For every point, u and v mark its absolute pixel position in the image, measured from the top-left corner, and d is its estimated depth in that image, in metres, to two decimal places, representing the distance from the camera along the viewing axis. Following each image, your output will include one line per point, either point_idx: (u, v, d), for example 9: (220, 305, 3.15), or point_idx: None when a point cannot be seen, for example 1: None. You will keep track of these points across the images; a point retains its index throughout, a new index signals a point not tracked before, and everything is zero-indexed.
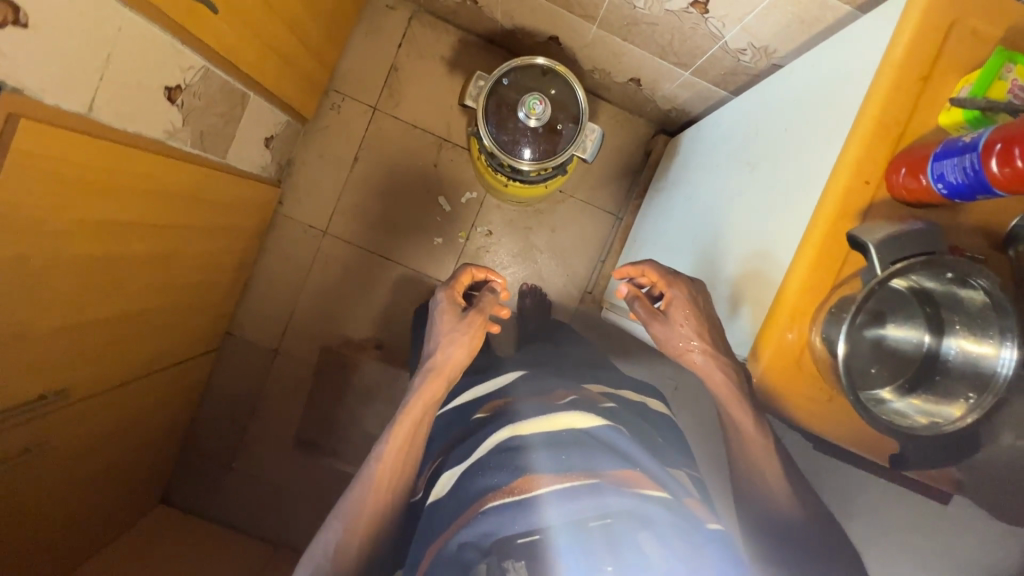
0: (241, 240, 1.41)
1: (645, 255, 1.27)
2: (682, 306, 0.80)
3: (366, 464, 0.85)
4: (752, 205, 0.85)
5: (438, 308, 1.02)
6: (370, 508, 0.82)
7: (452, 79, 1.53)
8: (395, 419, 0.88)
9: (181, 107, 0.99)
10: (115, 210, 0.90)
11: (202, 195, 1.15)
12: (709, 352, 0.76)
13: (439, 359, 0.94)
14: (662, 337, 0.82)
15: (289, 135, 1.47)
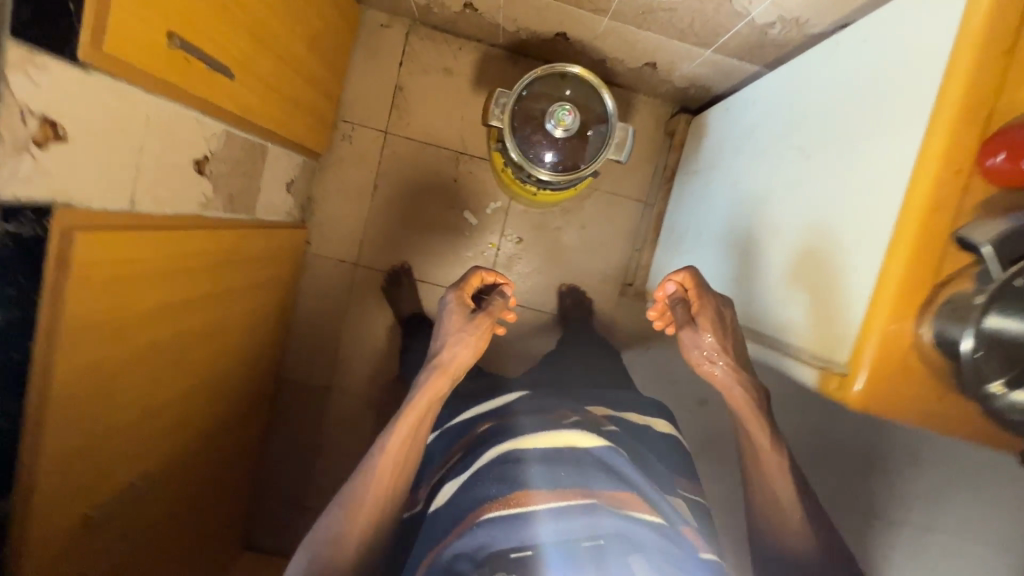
0: (278, 288, 1.41)
1: (688, 244, 1.24)
2: (711, 318, 0.82)
3: (369, 456, 0.82)
4: (810, 191, 0.80)
5: (445, 308, 0.98)
6: (371, 503, 0.78)
7: (459, 89, 1.49)
8: (398, 413, 0.85)
9: (209, 176, 0.97)
10: (167, 292, 0.90)
11: (240, 257, 1.15)
12: (732, 367, 0.79)
13: (444, 358, 0.90)
14: (688, 342, 0.82)
15: (305, 174, 1.45)
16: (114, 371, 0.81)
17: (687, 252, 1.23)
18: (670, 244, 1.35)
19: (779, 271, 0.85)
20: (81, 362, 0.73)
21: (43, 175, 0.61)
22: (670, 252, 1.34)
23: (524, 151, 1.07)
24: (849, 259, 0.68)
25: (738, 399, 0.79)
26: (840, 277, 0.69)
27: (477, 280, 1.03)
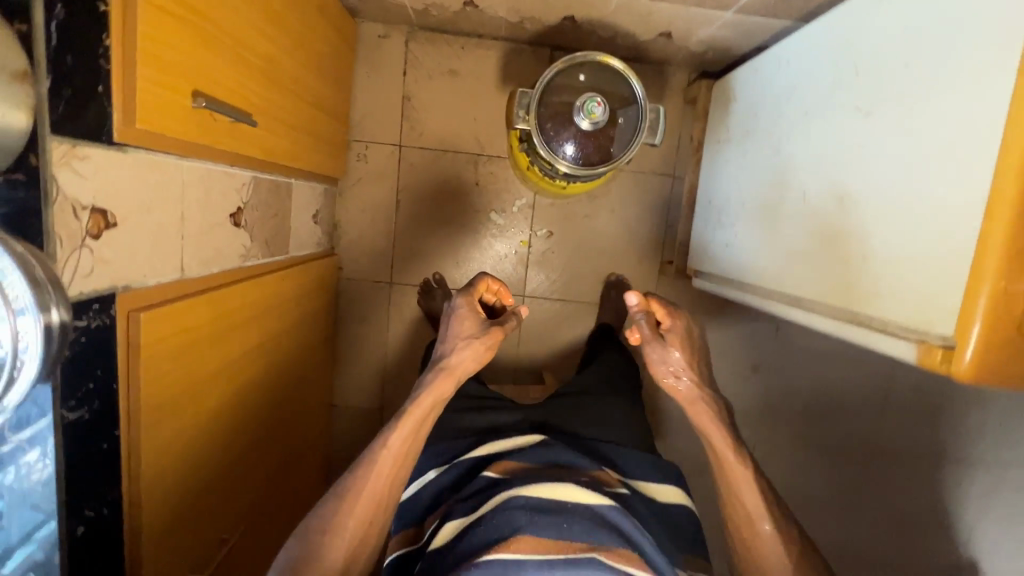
0: (320, 320, 1.41)
1: (730, 217, 1.20)
2: (677, 339, 0.92)
3: (372, 451, 0.87)
4: (881, 149, 0.74)
5: (452, 312, 0.97)
6: (369, 492, 0.85)
7: (467, 90, 1.45)
8: (403, 412, 0.90)
9: (245, 227, 0.96)
10: (227, 348, 0.90)
11: (283, 299, 1.14)
12: (698, 384, 0.89)
13: (455, 362, 0.93)
14: (659, 357, 0.91)
15: (327, 202, 1.44)
16: (193, 441, 0.81)
17: (732, 227, 1.18)
18: (710, 220, 1.30)
19: (852, 239, 0.78)
20: (165, 438, 0.74)
21: (101, 263, 0.60)
22: (711, 227, 1.29)
23: (556, 150, 1.03)
24: (931, 222, 0.64)
25: (701, 413, 0.88)
26: (941, 241, 0.62)
27: (485, 286, 1.03)
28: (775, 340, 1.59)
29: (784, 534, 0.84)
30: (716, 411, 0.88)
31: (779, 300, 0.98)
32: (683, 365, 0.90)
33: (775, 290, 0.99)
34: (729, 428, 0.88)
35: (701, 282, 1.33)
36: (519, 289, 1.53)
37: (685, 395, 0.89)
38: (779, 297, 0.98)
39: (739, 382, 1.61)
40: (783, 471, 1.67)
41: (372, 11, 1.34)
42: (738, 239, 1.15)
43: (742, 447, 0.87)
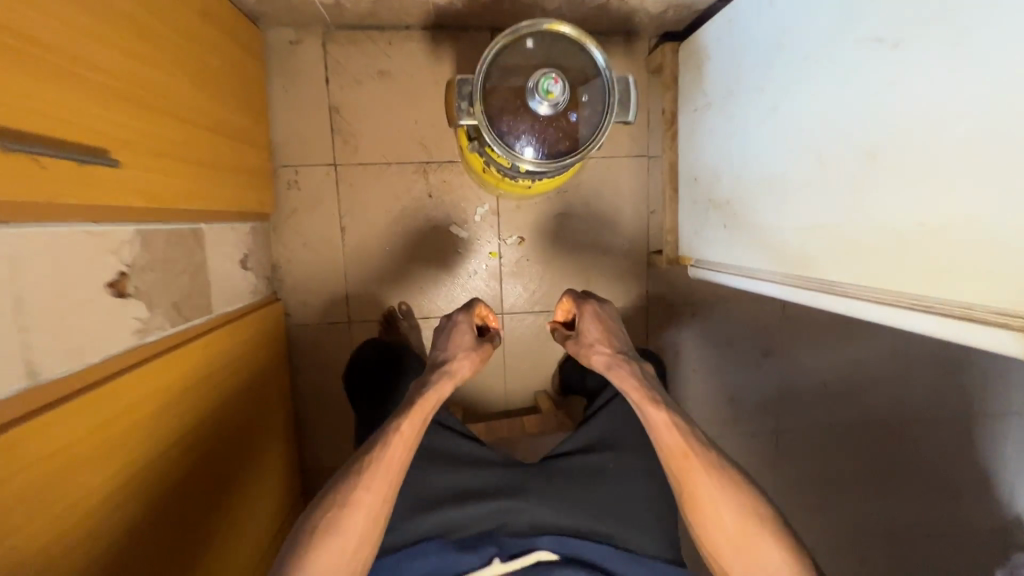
0: (276, 378, 1.23)
1: (723, 195, 1.04)
2: (591, 319, 0.98)
3: (383, 437, 0.83)
4: (933, 73, 0.59)
5: (452, 324, 0.96)
6: (386, 468, 0.80)
7: (402, 91, 1.27)
8: (411, 402, 0.87)
9: (138, 295, 0.76)
10: (134, 448, 0.73)
11: (217, 368, 0.95)
12: (612, 355, 0.94)
13: (458, 373, 0.92)
14: (576, 348, 0.98)
15: (258, 243, 1.22)
16: (76, 543, 0.64)
17: (729, 208, 1.02)
18: (700, 203, 1.14)
19: (913, 191, 0.63)
20: (33, 551, 0.58)
21: None
22: (702, 211, 1.13)
23: (513, 144, 0.85)
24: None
25: (623, 375, 0.92)
26: None
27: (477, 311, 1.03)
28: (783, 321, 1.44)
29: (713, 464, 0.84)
30: (633, 371, 0.93)
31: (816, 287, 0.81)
32: (598, 339, 0.96)
33: (810, 277, 0.82)
34: (644, 381, 0.92)
35: (698, 271, 1.17)
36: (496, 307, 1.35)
37: (604, 368, 0.95)
38: (816, 286, 0.81)
39: (751, 371, 1.45)
40: (810, 459, 1.53)
41: (276, 12, 1.14)
42: (741, 221, 0.98)
43: (655, 396, 0.90)
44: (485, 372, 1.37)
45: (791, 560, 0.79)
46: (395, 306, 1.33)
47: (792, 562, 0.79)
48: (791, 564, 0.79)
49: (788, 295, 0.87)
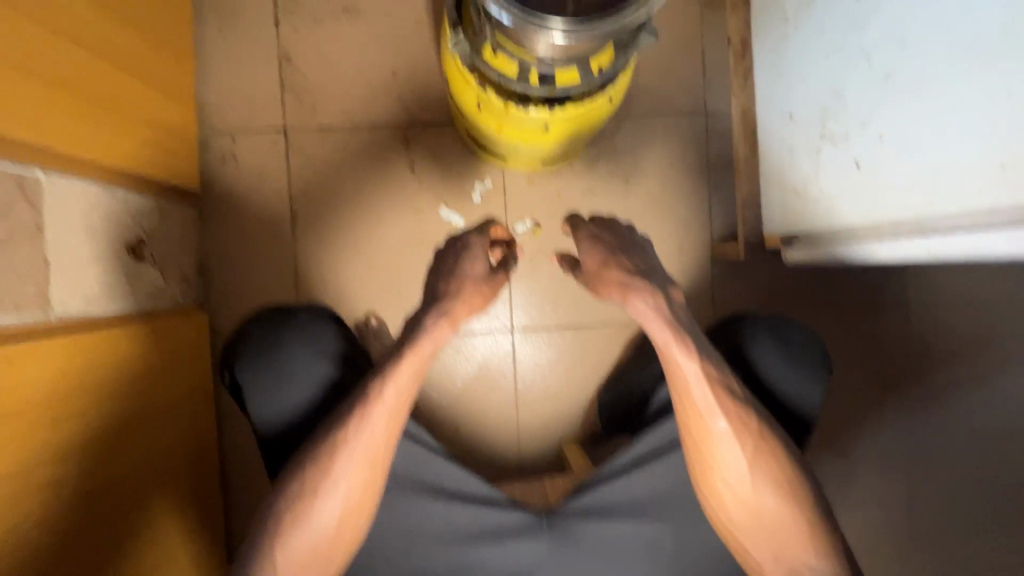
0: (186, 421, 0.83)
1: (843, 122, 0.66)
2: (594, 247, 0.69)
3: (356, 410, 0.61)
4: None
5: (462, 247, 0.71)
6: (365, 447, 0.61)
7: (374, 33, 0.95)
8: (394, 358, 0.64)
9: None
10: None
11: (26, 411, 0.56)
12: (625, 278, 0.65)
13: (461, 318, 0.68)
14: (584, 280, 0.71)
15: (173, 229, 0.87)
16: None
17: (869, 135, 0.62)
18: (801, 149, 0.75)
19: None
20: None
21: None
22: (806, 159, 0.74)
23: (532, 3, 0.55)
24: None
25: (648, 317, 0.64)
26: None
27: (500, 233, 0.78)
28: None
29: (747, 430, 0.62)
30: (655, 303, 0.64)
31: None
32: (607, 264, 0.68)
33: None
34: (671, 315, 0.64)
35: (797, 253, 0.77)
36: (502, 318, 0.97)
37: (618, 298, 0.66)
38: None
39: None
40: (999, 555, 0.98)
41: None
42: (902, 146, 0.57)
43: (689, 337, 0.63)
44: (489, 412, 0.97)
45: (824, 543, 0.60)
46: (358, 322, 0.96)
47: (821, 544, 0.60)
48: (818, 547, 0.61)
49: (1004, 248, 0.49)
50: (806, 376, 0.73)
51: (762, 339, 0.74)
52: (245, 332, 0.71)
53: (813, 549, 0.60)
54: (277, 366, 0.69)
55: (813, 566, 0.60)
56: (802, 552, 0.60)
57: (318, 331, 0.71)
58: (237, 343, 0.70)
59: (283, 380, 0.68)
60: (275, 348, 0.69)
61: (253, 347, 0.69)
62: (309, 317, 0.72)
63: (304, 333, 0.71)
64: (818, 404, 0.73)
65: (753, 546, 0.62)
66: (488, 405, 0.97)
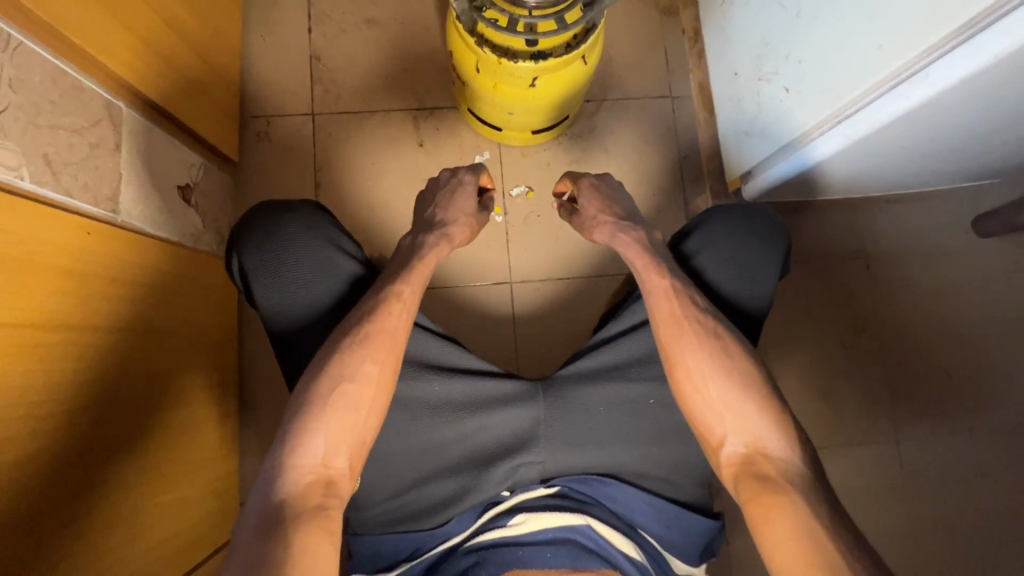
0: (206, 352, 0.92)
1: (773, 62, 0.81)
2: (592, 197, 0.83)
3: (381, 303, 0.69)
4: None
5: (456, 182, 0.83)
6: (388, 335, 0.67)
7: (389, 39, 1.14)
8: (408, 267, 0.74)
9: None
10: None
11: (87, 277, 0.66)
12: (616, 221, 0.80)
13: (458, 240, 0.82)
14: (579, 224, 0.84)
15: (213, 190, 1.01)
16: None
17: (792, 63, 0.77)
18: (746, 98, 0.90)
19: None
20: None
21: None
22: (751, 102, 0.88)
23: None
24: None
25: (629, 246, 0.77)
26: None
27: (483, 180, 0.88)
28: (871, 285, 1.13)
29: (705, 333, 0.68)
30: (638, 237, 0.78)
31: (955, 42, 0.54)
32: (597, 212, 0.82)
33: (931, 42, 0.55)
34: (651, 249, 0.76)
35: (756, 182, 0.91)
36: (502, 271, 1.08)
37: (609, 239, 0.80)
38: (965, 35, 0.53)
39: (844, 353, 1.12)
40: (960, 477, 1.10)
41: None
42: (813, 59, 0.72)
43: (665, 265, 0.73)
44: (491, 357, 1.05)
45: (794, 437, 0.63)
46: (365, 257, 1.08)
47: (781, 428, 0.63)
48: (781, 430, 0.63)
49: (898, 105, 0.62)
50: (759, 277, 0.76)
51: (710, 233, 0.77)
52: (247, 224, 0.74)
53: (772, 433, 0.63)
54: (282, 258, 0.73)
55: (769, 452, 0.62)
56: (759, 435, 0.63)
57: (316, 223, 0.76)
58: (242, 237, 0.74)
59: (288, 273, 0.73)
60: (279, 242, 0.74)
61: (260, 233, 0.74)
62: (305, 210, 0.76)
63: (304, 226, 0.75)
64: (769, 294, 0.76)
65: (711, 428, 0.65)
66: (490, 351, 1.06)
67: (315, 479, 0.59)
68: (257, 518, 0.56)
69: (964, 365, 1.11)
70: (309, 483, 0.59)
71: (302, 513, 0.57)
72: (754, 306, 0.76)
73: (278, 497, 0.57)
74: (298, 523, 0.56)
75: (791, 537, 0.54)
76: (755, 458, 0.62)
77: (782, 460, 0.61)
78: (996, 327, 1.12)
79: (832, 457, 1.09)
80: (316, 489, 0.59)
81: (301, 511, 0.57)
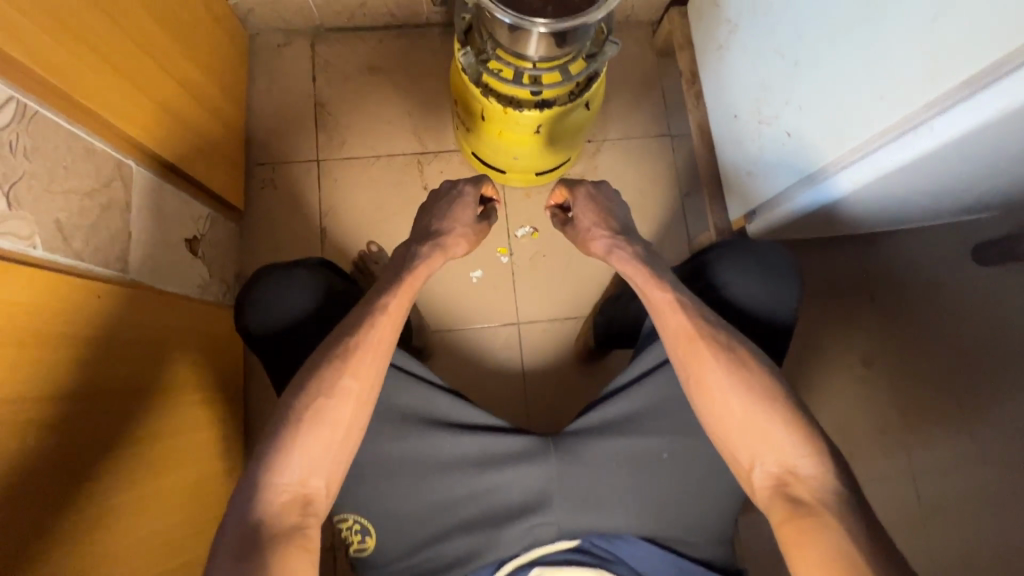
0: (212, 401, 0.90)
1: (773, 105, 0.83)
2: (587, 208, 0.82)
3: (365, 317, 0.67)
4: None
5: (455, 194, 0.81)
6: (374, 353, 0.65)
7: (392, 85, 1.16)
8: (398, 282, 0.72)
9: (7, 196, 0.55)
10: None
11: (98, 339, 0.66)
12: (609, 237, 0.79)
13: (452, 252, 0.80)
14: (574, 236, 0.84)
15: (219, 239, 1.00)
16: None
17: (792, 109, 0.79)
18: (746, 138, 0.92)
19: None
20: None
21: None
22: (752, 144, 0.90)
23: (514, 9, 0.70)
24: None
25: (621, 260, 0.77)
26: None
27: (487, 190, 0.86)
28: (877, 315, 1.13)
29: (718, 346, 0.66)
30: (633, 252, 0.77)
31: (956, 98, 0.56)
32: (593, 223, 0.81)
33: (932, 98, 0.57)
34: (649, 264, 0.75)
35: (761, 221, 0.92)
36: (510, 311, 1.08)
37: (605, 255, 0.79)
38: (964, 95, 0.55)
39: (855, 385, 1.12)
40: (982, 508, 1.08)
41: (262, 7, 1.09)
42: (814, 106, 0.74)
43: (663, 277, 0.73)
44: (502, 398, 1.04)
45: (824, 452, 0.61)
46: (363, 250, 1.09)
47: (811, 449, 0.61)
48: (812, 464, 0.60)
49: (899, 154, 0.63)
50: (779, 287, 0.76)
51: (732, 263, 0.77)
52: (250, 292, 0.73)
53: (801, 452, 0.61)
54: (288, 328, 0.72)
55: (800, 471, 0.60)
56: (791, 456, 0.61)
57: (319, 289, 0.74)
58: (245, 304, 0.73)
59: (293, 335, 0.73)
60: (280, 307, 0.73)
61: (262, 299, 0.73)
62: (308, 275, 0.74)
63: (308, 294, 0.73)
64: (794, 301, 0.76)
65: (740, 451, 0.63)
66: (500, 392, 1.05)
67: (290, 500, 0.58)
68: (235, 535, 0.54)
69: (975, 392, 1.11)
70: (285, 503, 0.58)
71: (276, 535, 0.55)
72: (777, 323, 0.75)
73: (255, 516, 0.56)
74: (274, 544, 0.54)
75: (825, 565, 0.53)
76: (787, 478, 0.60)
77: (814, 480, 0.59)
78: (1005, 354, 1.12)
79: None
80: (293, 510, 0.58)
81: (277, 532, 0.55)
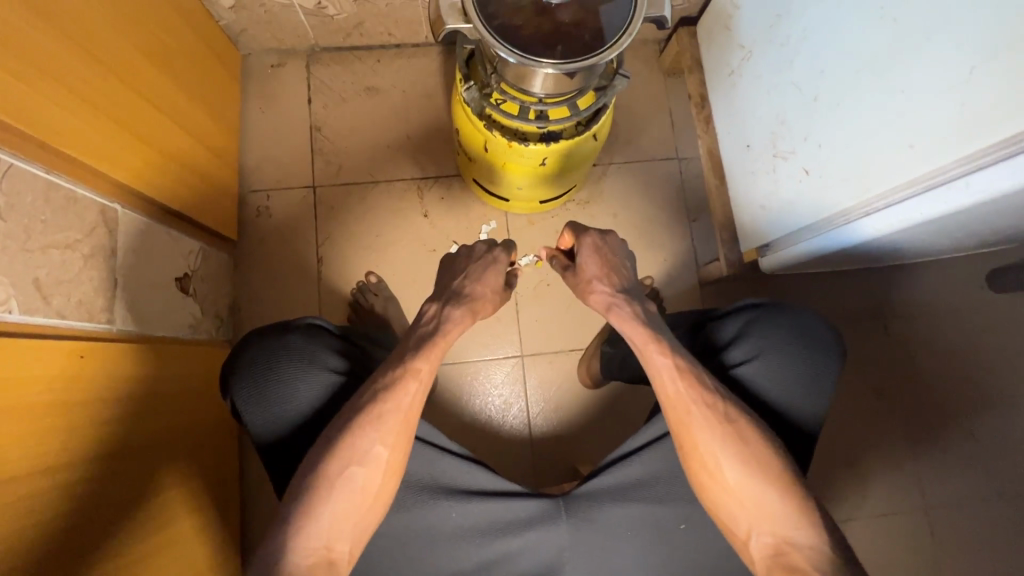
0: (208, 446, 0.87)
1: (790, 140, 0.79)
2: (591, 257, 0.77)
3: (398, 380, 0.63)
4: None
5: (483, 254, 0.77)
6: (403, 417, 0.62)
7: (390, 108, 1.12)
8: (429, 343, 0.68)
9: None
10: None
11: (84, 403, 0.62)
12: (609, 294, 0.74)
13: (480, 313, 0.75)
14: (574, 284, 0.79)
15: (212, 273, 0.96)
16: None
17: (811, 146, 0.75)
18: (760, 171, 0.88)
19: None
20: None
21: None
22: (765, 178, 0.87)
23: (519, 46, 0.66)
24: None
25: (623, 319, 0.72)
26: None
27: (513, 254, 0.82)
28: (890, 345, 1.11)
29: (716, 417, 0.63)
30: (635, 310, 0.73)
31: (998, 153, 0.52)
32: (598, 274, 0.76)
33: (969, 151, 0.54)
34: (650, 324, 0.71)
35: (777, 258, 0.89)
36: (513, 344, 1.04)
37: (604, 309, 0.75)
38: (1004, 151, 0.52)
39: (867, 416, 1.09)
40: (997, 542, 1.06)
41: (256, 28, 1.04)
42: (834, 146, 0.71)
43: (665, 341, 0.68)
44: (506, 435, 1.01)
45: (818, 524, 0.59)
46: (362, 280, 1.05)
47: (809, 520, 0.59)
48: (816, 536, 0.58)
49: (928, 206, 0.60)
50: (809, 373, 0.71)
51: (758, 341, 0.72)
52: (240, 360, 0.70)
53: (797, 522, 0.59)
54: (279, 397, 0.68)
55: (795, 541, 0.58)
56: (788, 528, 0.59)
57: (314, 354, 0.70)
58: (232, 375, 0.69)
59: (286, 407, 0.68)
60: (268, 378, 0.68)
61: (250, 370, 0.68)
62: (301, 340, 0.71)
63: (299, 361, 0.69)
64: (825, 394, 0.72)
65: (732, 522, 0.61)
66: (504, 428, 1.02)
67: (316, 563, 0.56)
68: None
69: (991, 424, 1.08)
70: (311, 565, 0.56)
71: None
72: (801, 412, 0.71)
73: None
74: None
75: None
76: (783, 548, 0.58)
77: (811, 550, 0.57)
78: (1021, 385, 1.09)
79: (862, 527, 1.05)
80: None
81: None
